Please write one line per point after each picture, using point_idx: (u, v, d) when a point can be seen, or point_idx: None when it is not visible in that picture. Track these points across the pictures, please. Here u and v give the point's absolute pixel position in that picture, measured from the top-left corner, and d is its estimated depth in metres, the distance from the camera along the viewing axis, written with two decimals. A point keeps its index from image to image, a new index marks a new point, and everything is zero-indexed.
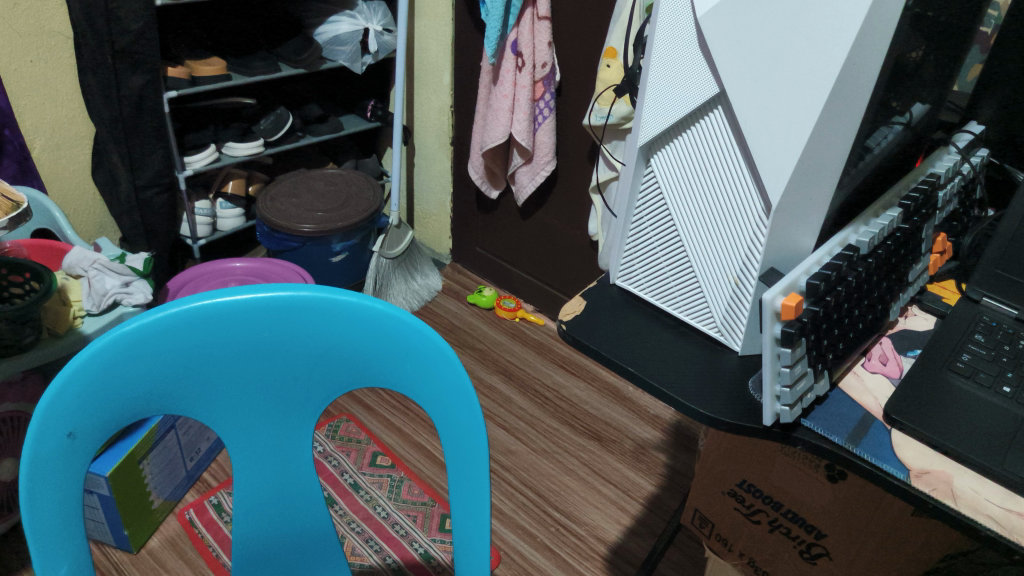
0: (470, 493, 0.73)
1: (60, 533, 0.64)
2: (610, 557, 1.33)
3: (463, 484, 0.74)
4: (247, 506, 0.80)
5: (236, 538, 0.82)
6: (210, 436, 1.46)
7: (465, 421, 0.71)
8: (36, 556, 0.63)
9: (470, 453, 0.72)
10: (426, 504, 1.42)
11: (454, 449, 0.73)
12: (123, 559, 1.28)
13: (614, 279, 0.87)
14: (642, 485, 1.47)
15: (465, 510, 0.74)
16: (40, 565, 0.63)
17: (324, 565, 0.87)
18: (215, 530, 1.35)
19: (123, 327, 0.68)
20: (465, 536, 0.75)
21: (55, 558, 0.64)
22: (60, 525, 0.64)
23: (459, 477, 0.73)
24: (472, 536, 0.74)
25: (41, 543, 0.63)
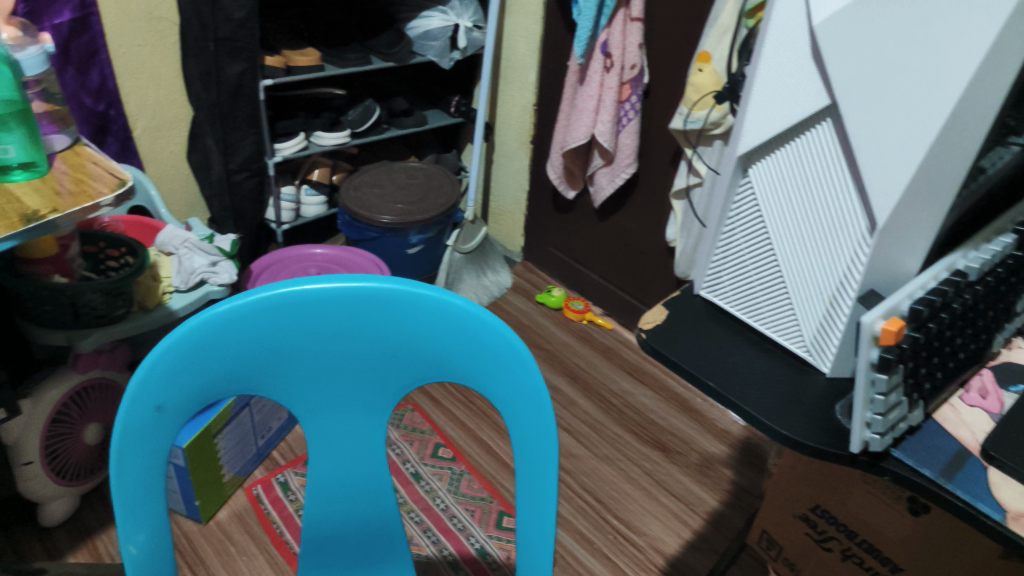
0: (537, 496, 0.73)
1: (143, 501, 0.68)
2: (668, 570, 1.30)
3: (530, 487, 0.73)
4: (320, 489, 0.82)
5: (306, 520, 0.83)
6: (282, 416, 1.49)
7: (537, 424, 0.71)
8: (120, 522, 0.66)
9: (540, 456, 0.72)
10: (485, 500, 1.41)
11: (526, 452, 0.73)
12: (192, 529, 1.32)
13: (699, 290, 0.85)
14: (705, 500, 1.44)
15: (531, 513, 0.74)
16: (120, 529, 0.66)
17: (386, 556, 0.87)
18: (281, 507, 1.38)
19: (217, 306, 0.69)
20: (528, 538, 0.75)
21: (135, 525, 0.68)
22: (144, 493, 0.67)
23: (527, 479, 0.73)
24: (535, 538, 0.74)
25: (124, 509, 0.66)
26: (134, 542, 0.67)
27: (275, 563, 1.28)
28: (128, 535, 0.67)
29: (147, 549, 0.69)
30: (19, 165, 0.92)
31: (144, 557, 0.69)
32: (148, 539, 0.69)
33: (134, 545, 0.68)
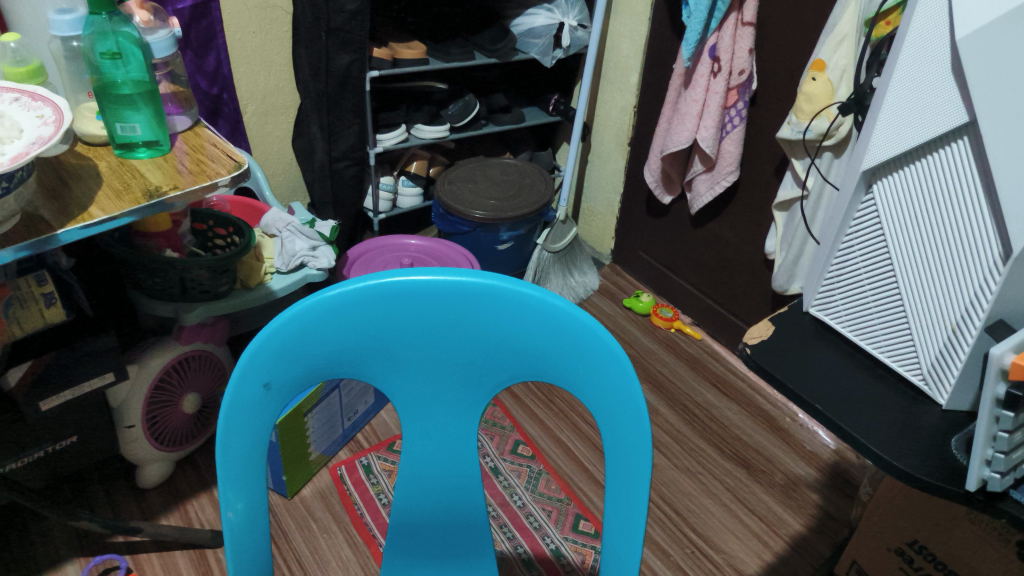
0: (626, 503, 0.72)
1: (246, 472, 0.70)
2: None
3: (620, 493, 0.73)
4: (411, 478, 0.83)
5: (395, 506, 0.85)
6: (368, 400, 1.53)
7: (631, 431, 0.70)
8: (222, 489, 0.69)
9: (632, 464, 0.71)
10: (562, 501, 1.41)
11: (618, 460, 0.72)
12: (278, 503, 1.37)
13: (809, 307, 0.83)
14: (789, 523, 1.39)
15: (620, 522, 0.73)
16: (222, 494, 0.69)
17: (469, 550, 0.88)
18: (363, 490, 1.41)
19: (327, 291, 0.71)
20: (613, 544, 0.75)
21: (235, 495, 0.70)
22: (247, 463, 0.70)
23: (617, 485, 0.73)
24: (619, 544, 0.74)
25: (228, 476, 0.69)
26: (233, 510, 0.70)
27: (355, 544, 1.32)
28: (227, 501, 0.70)
29: (244, 518, 0.71)
30: (144, 143, 0.97)
31: (243, 525, 0.71)
32: (247, 508, 0.71)
33: (233, 509, 0.70)
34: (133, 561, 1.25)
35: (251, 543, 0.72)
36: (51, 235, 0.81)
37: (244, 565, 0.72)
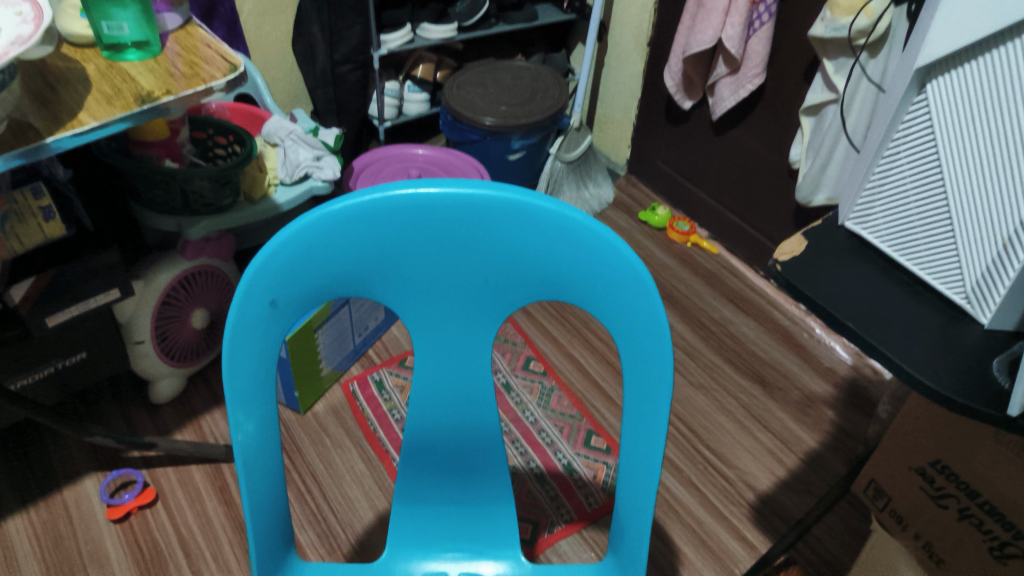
0: (647, 424, 0.69)
1: (254, 393, 0.67)
2: (758, 506, 1.27)
3: (641, 415, 0.70)
4: (422, 402, 0.80)
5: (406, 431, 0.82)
6: (379, 316, 1.50)
7: (653, 352, 0.66)
8: (232, 412, 0.65)
9: (654, 386, 0.68)
10: (574, 417, 1.40)
11: (639, 384, 0.69)
12: (291, 419, 1.37)
13: (846, 221, 0.78)
14: (803, 439, 1.39)
15: (639, 445, 0.71)
16: (233, 417, 0.65)
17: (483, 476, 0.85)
18: (375, 405, 1.41)
19: (332, 205, 0.67)
20: (630, 465, 0.72)
21: (246, 418, 0.67)
22: (254, 385, 0.67)
23: (638, 407, 0.70)
24: (637, 466, 0.71)
25: (238, 399, 0.66)
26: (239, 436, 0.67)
27: (369, 459, 1.32)
28: (237, 423, 0.66)
29: (254, 441, 0.68)
30: (133, 45, 0.90)
31: (255, 448, 0.68)
32: (256, 431, 0.68)
33: (243, 433, 0.66)
34: (149, 475, 1.26)
35: (262, 467, 0.69)
36: (43, 143, 0.76)
37: (258, 491, 0.69)
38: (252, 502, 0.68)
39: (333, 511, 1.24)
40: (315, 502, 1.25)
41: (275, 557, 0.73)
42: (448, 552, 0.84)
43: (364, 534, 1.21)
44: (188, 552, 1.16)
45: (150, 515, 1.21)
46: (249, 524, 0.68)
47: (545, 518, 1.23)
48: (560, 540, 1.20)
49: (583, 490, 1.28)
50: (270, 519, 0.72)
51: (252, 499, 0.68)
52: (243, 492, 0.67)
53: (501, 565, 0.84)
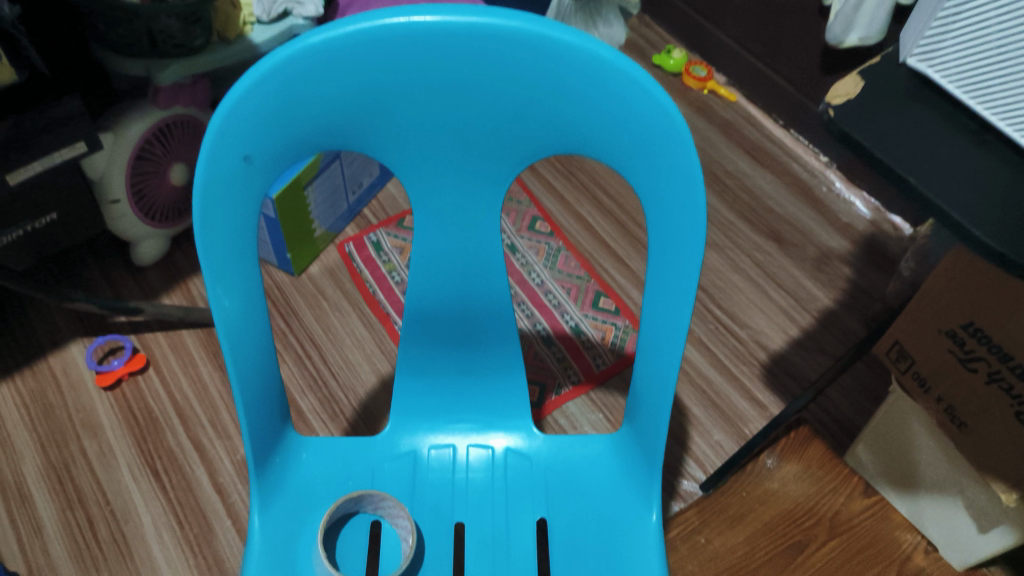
0: (672, 292, 0.61)
1: (232, 261, 0.59)
2: (770, 366, 1.23)
3: (667, 284, 0.62)
4: (420, 272, 0.72)
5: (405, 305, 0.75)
6: (373, 173, 1.41)
7: (684, 212, 0.57)
8: (209, 282, 0.58)
9: (682, 253, 0.59)
10: (582, 279, 1.33)
11: (665, 251, 0.61)
12: (285, 282, 1.31)
13: (908, 58, 0.67)
14: (818, 298, 1.33)
15: (660, 320, 0.64)
16: (211, 288, 0.58)
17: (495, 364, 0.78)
18: (374, 268, 1.34)
19: (308, 37, 0.56)
20: (651, 336, 0.66)
21: (227, 288, 0.59)
22: (232, 251, 0.59)
23: (665, 273, 0.62)
24: (659, 338, 0.64)
25: (214, 266, 0.58)
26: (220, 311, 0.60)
27: (369, 322, 1.27)
28: (220, 294, 0.59)
29: (238, 314, 0.61)
30: None
31: (240, 321, 0.61)
32: (237, 304, 0.60)
33: (229, 300, 0.59)
34: (138, 341, 1.22)
35: (248, 342, 0.62)
36: None
37: (246, 367, 0.63)
38: (240, 379, 0.62)
39: (333, 375, 1.20)
40: (315, 366, 1.21)
41: (272, 434, 0.69)
42: (457, 424, 0.80)
43: (367, 397, 1.17)
44: (184, 418, 1.13)
45: (142, 381, 1.18)
46: (238, 401, 0.63)
47: (552, 381, 1.20)
48: (566, 402, 1.17)
49: (590, 352, 1.24)
50: (261, 396, 0.66)
51: (240, 376, 0.62)
52: (230, 368, 0.61)
53: (514, 439, 0.79)
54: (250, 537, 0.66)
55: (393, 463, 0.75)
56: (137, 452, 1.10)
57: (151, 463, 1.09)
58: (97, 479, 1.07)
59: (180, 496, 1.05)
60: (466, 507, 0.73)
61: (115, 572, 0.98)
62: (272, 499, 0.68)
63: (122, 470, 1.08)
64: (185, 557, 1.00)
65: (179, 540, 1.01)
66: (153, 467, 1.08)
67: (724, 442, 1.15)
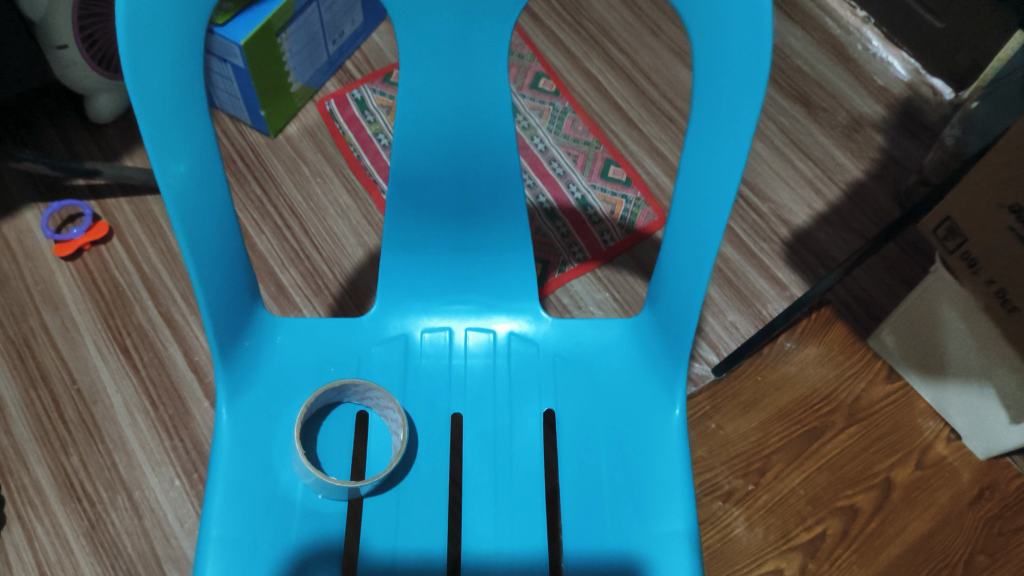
0: (717, 153, 0.50)
1: (173, 117, 0.47)
2: (792, 243, 1.13)
3: (708, 148, 0.51)
4: (408, 130, 0.60)
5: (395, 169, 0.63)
6: (356, 20, 1.24)
7: (742, 41, 0.46)
8: (149, 142, 0.45)
9: (733, 107, 0.48)
10: (590, 146, 1.20)
11: (710, 106, 0.49)
12: (259, 143, 1.18)
13: None
14: (847, 169, 1.21)
15: (694, 193, 0.53)
16: (154, 151, 0.46)
17: (496, 243, 0.68)
18: (359, 129, 1.20)
19: None
20: (686, 209, 0.55)
21: (174, 150, 0.47)
22: (175, 104, 0.47)
23: (707, 138, 0.50)
24: (695, 210, 0.53)
25: (151, 122, 0.45)
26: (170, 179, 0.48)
27: (354, 190, 1.15)
28: (170, 162, 0.47)
29: (188, 182, 0.49)
30: None
31: (193, 191, 0.50)
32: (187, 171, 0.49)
33: (179, 170, 0.48)
34: (98, 207, 1.11)
35: (203, 216, 0.51)
36: None
37: (203, 244, 0.52)
38: (196, 261, 0.51)
39: (316, 247, 1.10)
40: (296, 238, 1.10)
41: (241, 310, 0.60)
42: (454, 306, 0.70)
43: (354, 271, 1.08)
44: (154, 291, 1.05)
45: (105, 252, 1.08)
46: (196, 285, 0.52)
47: (555, 258, 1.10)
48: (571, 281, 1.08)
49: (598, 228, 1.12)
50: (222, 277, 0.56)
51: (195, 257, 0.51)
52: (183, 248, 0.50)
53: (518, 322, 0.69)
54: (218, 434, 0.59)
55: (381, 347, 0.67)
56: (104, 328, 1.02)
57: (119, 340, 1.01)
58: (62, 358, 1.00)
59: (153, 376, 0.99)
60: (463, 396, 0.65)
61: (85, 454, 0.93)
62: (242, 388, 0.61)
63: (88, 347, 1.01)
64: (159, 438, 0.95)
65: (152, 421, 0.96)
66: (122, 345, 1.01)
67: (738, 323, 1.06)
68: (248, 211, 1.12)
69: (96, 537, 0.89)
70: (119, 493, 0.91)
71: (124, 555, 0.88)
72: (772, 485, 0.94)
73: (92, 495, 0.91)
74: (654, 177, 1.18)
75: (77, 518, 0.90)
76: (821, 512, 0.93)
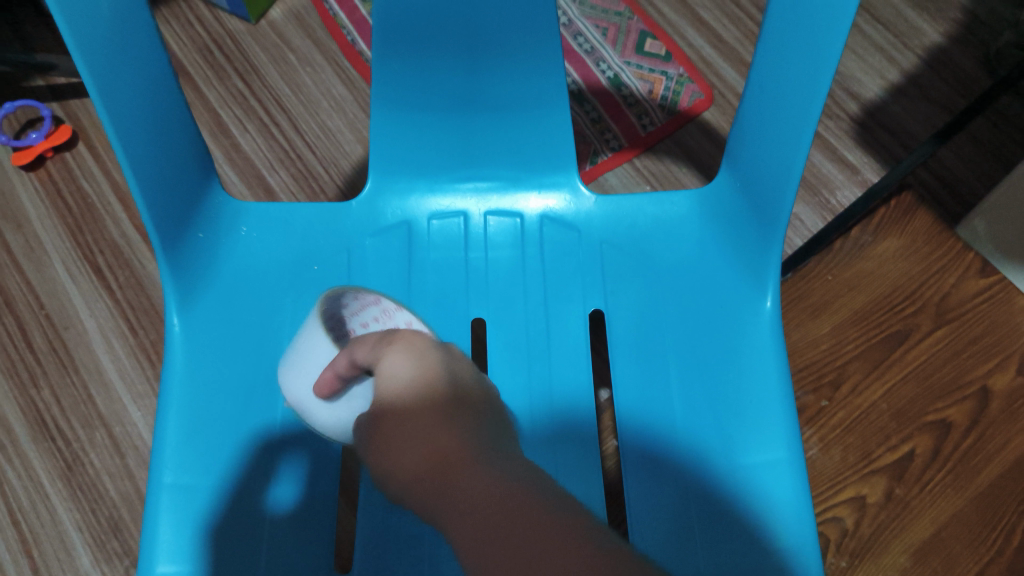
0: None
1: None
2: (863, 120, 0.97)
3: None
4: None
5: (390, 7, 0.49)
6: None
7: None
8: None
9: None
10: (622, 16, 1.02)
11: None
12: (239, 30, 1.02)
13: None
14: (924, 32, 1.02)
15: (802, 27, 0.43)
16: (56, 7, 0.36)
17: (526, 92, 0.54)
18: (351, 10, 1.03)
19: None
20: (784, 49, 0.44)
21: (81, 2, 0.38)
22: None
23: None
24: (813, 28, 0.42)
25: None
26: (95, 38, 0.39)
27: (350, 81, 0.99)
28: (79, 14, 0.37)
29: (103, 34, 0.39)
30: None
31: (114, 52, 0.40)
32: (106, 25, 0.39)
33: (88, 16, 0.38)
34: (61, 110, 0.97)
35: (126, 83, 0.41)
36: None
37: (128, 118, 0.41)
38: (123, 140, 0.41)
39: (309, 145, 0.95)
40: (285, 137, 0.96)
41: (184, 196, 0.48)
42: (469, 184, 0.57)
43: (352, 170, 0.94)
44: (127, 203, 0.92)
45: (71, 159, 0.94)
46: (126, 171, 0.42)
47: (585, 148, 0.94)
48: (606, 174, 0.93)
49: (634, 110, 0.96)
50: (162, 163, 0.45)
51: (122, 134, 0.41)
52: (103, 119, 0.39)
53: (553, 199, 0.57)
54: (171, 348, 0.48)
55: (377, 239, 0.55)
56: (73, 246, 0.90)
57: (90, 259, 0.89)
58: (27, 280, 0.89)
59: (130, 298, 0.88)
60: (487, 297, 0.53)
61: (58, 387, 0.84)
62: (197, 292, 0.50)
63: (56, 268, 0.89)
64: (140, 367, 0.85)
65: (131, 348, 0.85)
66: (94, 264, 0.89)
67: (805, 217, 0.91)
68: (228, 109, 0.97)
69: (74, 480, 0.80)
70: (97, 430, 0.82)
71: (106, 499, 0.79)
72: (849, 400, 0.82)
73: (67, 433, 0.82)
74: (699, 50, 1.00)
75: (52, 460, 0.81)
76: (907, 429, 0.79)
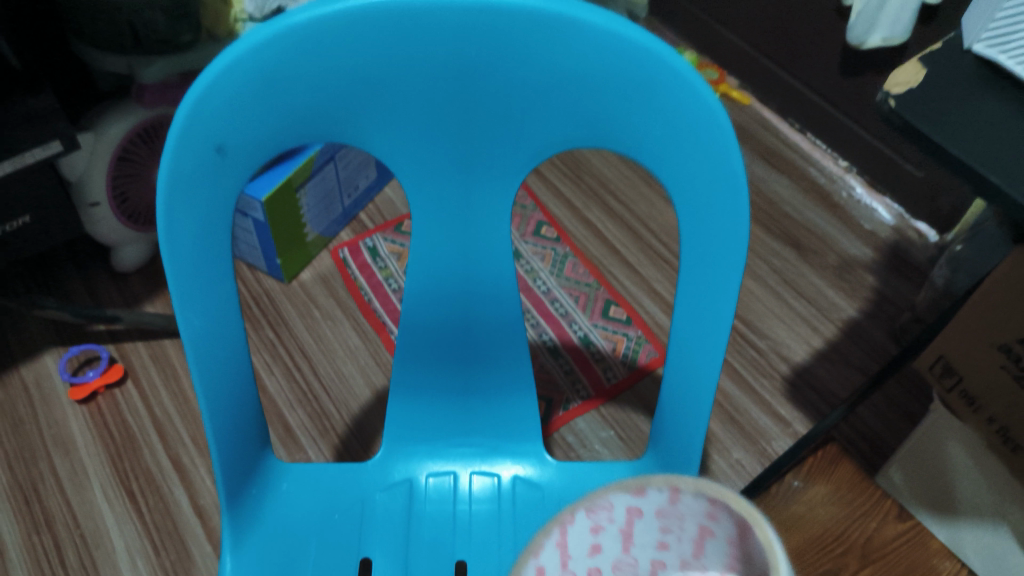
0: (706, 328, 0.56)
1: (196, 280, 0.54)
2: (793, 379, 1.15)
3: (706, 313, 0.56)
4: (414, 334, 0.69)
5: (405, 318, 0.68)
6: (369, 176, 1.32)
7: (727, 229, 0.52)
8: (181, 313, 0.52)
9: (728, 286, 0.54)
10: (590, 286, 1.24)
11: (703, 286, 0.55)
12: (274, 289, 1.23)
13: (972, 43, 0.57)
14: (841, 307, 1.24)
15: (694, 353, 0.58)
16: (180, 308, 0.52)
17: (512, 381, 0.72)
18: (369, 274, 1.25)
19: (291, 17, 0.49)
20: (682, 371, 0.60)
21: (200, 306, 0.53)
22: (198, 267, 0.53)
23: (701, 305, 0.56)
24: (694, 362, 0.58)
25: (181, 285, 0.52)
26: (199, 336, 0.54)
27: (364, 335, 1.19)
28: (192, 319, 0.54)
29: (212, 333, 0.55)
30: None
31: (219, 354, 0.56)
32: (209, 318, 0.54)
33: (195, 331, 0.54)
34: (116, 351, 1.16)
35: (220, 368, 0.57)
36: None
37: (216, 398, 0.57)
38: (212, 413, 0.56)
39: (324, 389, 1.12)
40: (305, 380, 1.13)
41: (247, 462, 0.64)
42: (459, 449, 0.73)
43: (361, 412, 1.10)
44: (163, 434, 1.07)
45: (118, 395, 1.11)
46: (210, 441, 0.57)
47: (558, 395, 1.11)
48: (575, 418, 1.09)
49: (600, 365, 1.15)
50: (234, 430, 0.60)
51: (211, 412, 0.56)
52: (200, 396, 0.55)
53: (523, 466, 0.73)
54: None
55: (385, 494, 0.70)
56: (112, 472, 1.04)
57: (126, 483, 1.03)
58: (68, 501, 1.01)
59: (157, 520, 1.00)
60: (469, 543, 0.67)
61: None
62: (243, 536, 0.63)
63: (95, 491, 1.02)
64: None
65: (153, 567, 0.96)
66: (128, 489, 1.02)
67: (745, 461, 1.06)
68: (260, 355, 1.15)
69: None
70: None
71: None
72: None
73: None
74: (654, 316, 1.21)
75: None
76: None
